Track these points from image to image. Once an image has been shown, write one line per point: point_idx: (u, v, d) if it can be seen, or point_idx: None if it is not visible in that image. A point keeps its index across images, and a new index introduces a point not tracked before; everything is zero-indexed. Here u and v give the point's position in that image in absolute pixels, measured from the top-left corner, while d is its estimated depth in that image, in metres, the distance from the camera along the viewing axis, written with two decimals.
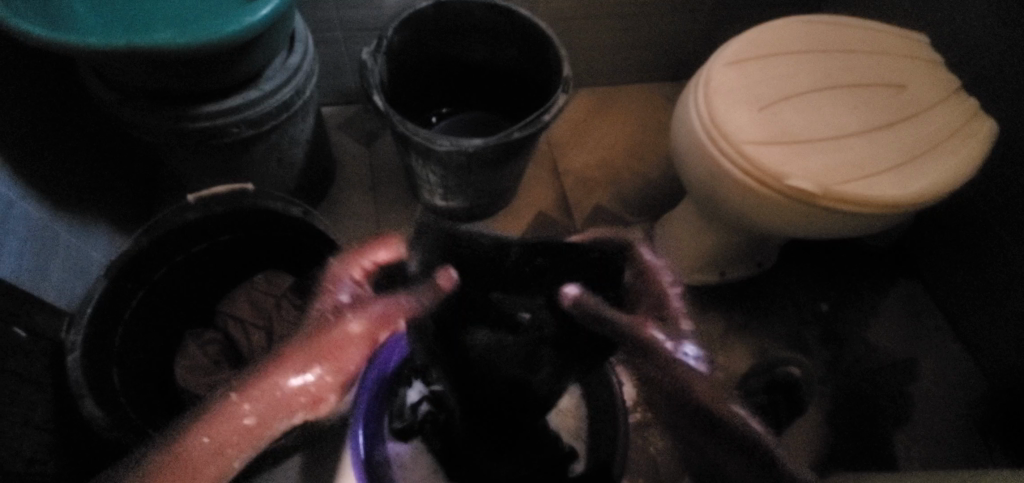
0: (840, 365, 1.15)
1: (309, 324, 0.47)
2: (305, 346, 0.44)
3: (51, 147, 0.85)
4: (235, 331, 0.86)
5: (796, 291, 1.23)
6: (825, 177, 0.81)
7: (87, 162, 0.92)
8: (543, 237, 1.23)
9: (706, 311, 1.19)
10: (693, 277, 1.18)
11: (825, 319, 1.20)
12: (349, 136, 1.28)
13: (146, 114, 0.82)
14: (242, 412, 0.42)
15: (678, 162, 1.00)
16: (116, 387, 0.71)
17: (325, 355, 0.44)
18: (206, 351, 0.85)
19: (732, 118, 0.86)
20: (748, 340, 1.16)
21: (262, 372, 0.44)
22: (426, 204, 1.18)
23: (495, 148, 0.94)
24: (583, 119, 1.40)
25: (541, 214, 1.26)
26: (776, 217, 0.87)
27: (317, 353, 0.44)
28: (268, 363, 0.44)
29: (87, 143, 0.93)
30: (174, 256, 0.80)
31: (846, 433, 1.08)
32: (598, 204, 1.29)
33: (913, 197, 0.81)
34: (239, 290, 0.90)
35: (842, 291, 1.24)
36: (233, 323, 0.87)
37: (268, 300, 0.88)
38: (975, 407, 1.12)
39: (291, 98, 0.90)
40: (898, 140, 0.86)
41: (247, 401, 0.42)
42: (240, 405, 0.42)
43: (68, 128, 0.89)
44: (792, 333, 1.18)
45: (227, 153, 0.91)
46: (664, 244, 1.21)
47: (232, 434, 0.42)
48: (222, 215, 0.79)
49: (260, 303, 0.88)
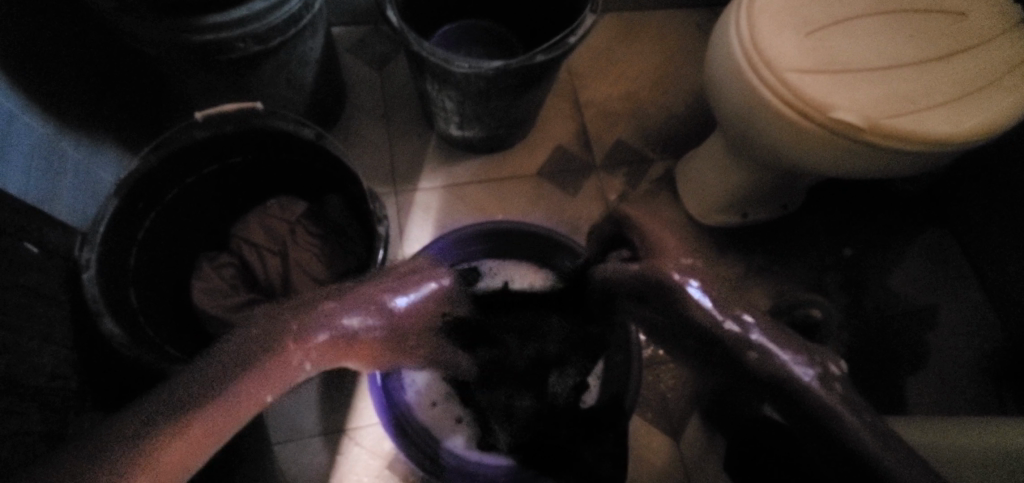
0: (857, 310, 1.14)
1: (365, 299, 0.52)
2: (371, 319, 0.49)
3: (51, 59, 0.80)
4: (250, 256, 0.86)
5: (819, 235, 1.19)
6: (874, 111, 0.75)
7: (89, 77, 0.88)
8: (561, 172, 1.19)
9: (725, 253, 1.16)
10: (714, 218, 1.15)
11: (847, 265, 1.17)
12: (359, 59, 1.21)
13: (146, 24, 0.76)
14: (300, 358, 0.45)
15: (712, 94, 0.93)
16: (135, 307, 0.72)
17: (377, 331, 0.50)
18: (221, 275, 0.85)
19: (776, 44, 0.79)
20: (765, 283, 1.14)
21: (325, 323, 0.47)
22: (441, 134, 1.14)
23: (516, 73, 0.88)
24: (607, 48, 1.31)
25: (559, 149, 1.21)
26: (814, 154, 0.82)
27: (374, 327, 0.50)
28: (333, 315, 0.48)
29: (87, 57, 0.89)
30: (185, 178, 0.77)
31: (857, 377, 1.09)
32: (620, 139, 1.23)
33: (966, 135, 0.75)
34: (251, 215, 0.88)
35: (868, 236, 1.20)
36: (247, 248, 0.87)
37: (282, 226, 0.86)
38: (992, 357, 1.11)
39: (299, 11, 0.83)
40: (957, 72, 0.79)
41: (306, 348, 0.45)
42: (299, 350, 0.45)
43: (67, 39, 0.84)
44: (811, 277, 1.16)
45: (233, 72, 0.86)
46: (686, 183, 1.16)
47: (279, 376, 0.44)
48: (231, 136, 0.76)
49: (273, 228, 0.87)
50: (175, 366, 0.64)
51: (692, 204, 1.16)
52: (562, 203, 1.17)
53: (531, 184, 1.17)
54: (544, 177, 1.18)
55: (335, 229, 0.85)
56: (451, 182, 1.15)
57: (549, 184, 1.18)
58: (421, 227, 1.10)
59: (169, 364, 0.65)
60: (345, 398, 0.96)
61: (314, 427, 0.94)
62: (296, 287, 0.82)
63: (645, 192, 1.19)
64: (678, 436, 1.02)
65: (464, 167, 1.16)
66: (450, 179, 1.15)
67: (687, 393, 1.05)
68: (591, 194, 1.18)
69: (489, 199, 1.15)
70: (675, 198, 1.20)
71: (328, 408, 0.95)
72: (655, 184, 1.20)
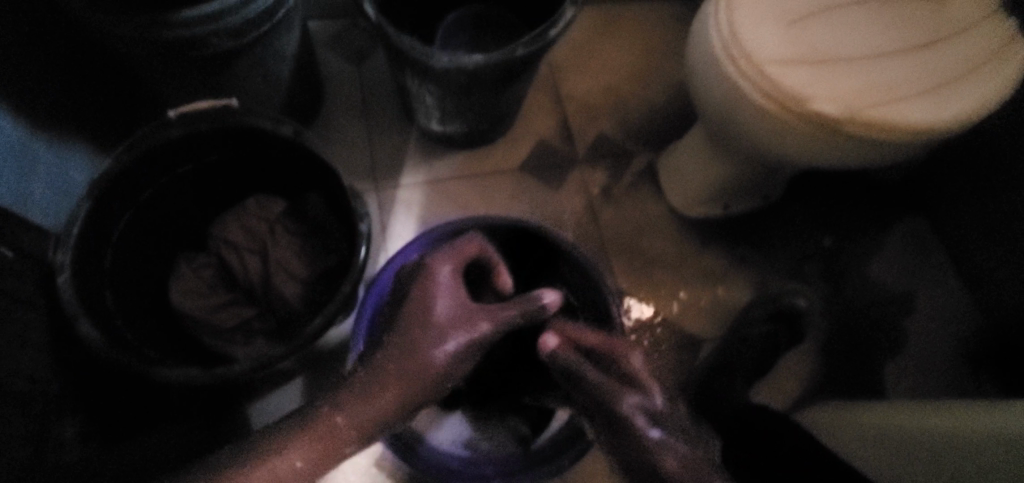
0: (837, 298, 1.16)
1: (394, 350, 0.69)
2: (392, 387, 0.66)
3: (32, 59, 0.78)
4: (228, 256, 0.82)
5: (800, 224, 1.21)
6: (850, 102, 0.76)
7: (73, 78, 0.86)
8: (545, 166, 1.19)
9: (707, 245, 1.17)
10: (697, 210, 1.16)
11: (827, 253, 1.19)
12: (337, 54, 1.20)
13: (119, 21, 0.75)
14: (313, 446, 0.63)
15: (694, 85, 0.94)
16: (114, 311, 0.70)
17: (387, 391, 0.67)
18: (200, 275, 0.81)
19: (755, 35, 0.80)
20: (748, 273, 1.16)
21: (374, 386, 0.67)
22: (422, 129, 1.13)
23: (497, 67, 0.88)
24: (587, 41, 1.31)
25: (541, 143, 1.21)
26: (792, 145, 0.83)
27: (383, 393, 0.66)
28: (377, 384, 0.67)
29: (75, 59, 0.86)
30: (160, 178, 0.76)
31: (837, 363, 1.11)
32: (600, 132, 1.24)
33: (939, 124, 0.76)
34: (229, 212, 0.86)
35: (846, 225, 1.22)
36: (227, 248, 0.83)
37: (261, 225, 0.84)
38: (967, 341, 1.14)
39: (273, 6, 0.82)
40: (929, 63, 0.80)
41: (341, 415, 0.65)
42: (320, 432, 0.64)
43: (56, 43, 0.82)
44: (791, 266, 1.17)
45: (207, 68, 0.85)
46: (667, 175, 1.17)
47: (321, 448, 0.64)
48: (207, 135, 0.75)
49: (252, 227, 0.83)
50: (156, 368, 0.64)
51: (675, 196, 1.17)
52: (544, 196, 1.17)
53: (516, 179, 1.17)
54: (527, 171, 1.18)
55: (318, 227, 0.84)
56: (434, 178, 1.14)
57: (531, 179, 1.18)
58: (402, 225, 1.09)
59: (149, 366, 0.64)
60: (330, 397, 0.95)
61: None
62: (276, 287, 0.80)
63: (628, 184, 1.20)
64: None
65: (446, 163, 1.16)
66: (433, 176, 1.14)
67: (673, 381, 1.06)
68: (572, 188, 1.18)
69: (474, 194, 1.14)
70: (657, 190, 1.21)
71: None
72: (637, 177, 1.21)
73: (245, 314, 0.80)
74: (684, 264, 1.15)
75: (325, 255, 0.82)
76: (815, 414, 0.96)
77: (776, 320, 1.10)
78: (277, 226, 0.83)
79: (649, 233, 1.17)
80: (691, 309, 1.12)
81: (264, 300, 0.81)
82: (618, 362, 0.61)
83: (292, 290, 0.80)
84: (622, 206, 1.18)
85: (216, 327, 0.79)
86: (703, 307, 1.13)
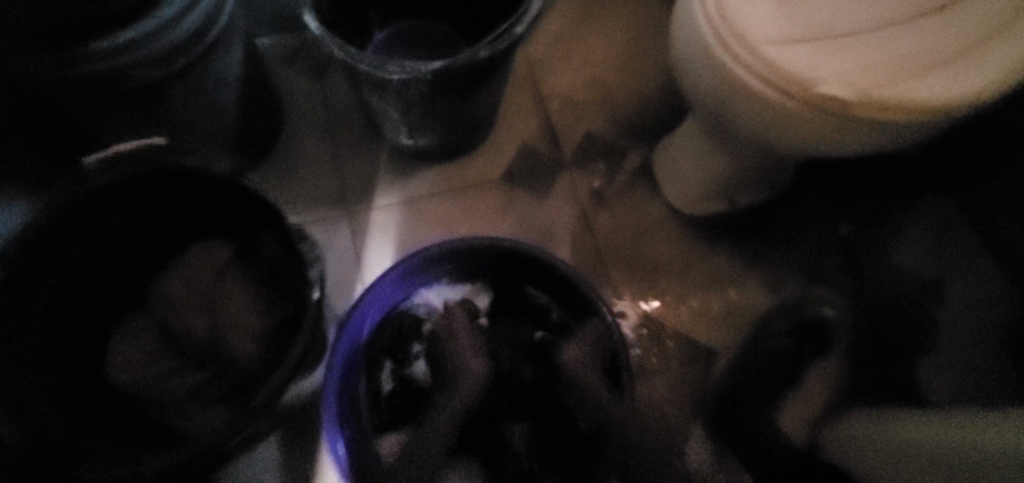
0: (862, 293, 1.05)
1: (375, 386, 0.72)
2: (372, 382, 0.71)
3: None
4: (170, 316, 0.73)
5: (813, 213, 1.11)
6: (864, 80, 0.65)
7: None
8: (530, 174, 1.09)
9: (715, 245, 1.07)
10: (699, 207, 1.06)
11: (845, 244, 1.09)
12: (296, 71, 1.10)
13: (23, 58, 0.66)
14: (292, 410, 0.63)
15: (683, 73, 0.83)
16: (32, 395, 0.63)
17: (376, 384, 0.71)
18: (140, 342, 0.73)
19: (747, 13, 0.69)
20: (762, 272, 1.05)
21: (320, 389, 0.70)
22: (392, 145, 1.03)
23: (460, 73, 0.78)
24: (566, 32, 1.20)
25: (524, 147, 1.11)
26: (801, 133, 0.72)
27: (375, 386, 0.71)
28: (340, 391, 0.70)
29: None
30: (84, 232, 0.67)
31: (870, 368, 1.00)
32: (588, 131, 1.13)
33: (971, 98, 0.65)
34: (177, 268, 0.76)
35: (863, 210, 1.12)
36: (169, 309, 0.74)
37: (204, 280, 0.74)
38: (1012, 329, 1.02)
39: (200, 25, 0.72)
40: (950, 28, 0.69)
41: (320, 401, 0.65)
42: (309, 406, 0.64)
43: None
44: (809, 261, 1.07)
45: (134, 102, 0.75)
46: (664, 172, 1.07)
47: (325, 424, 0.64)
48: (134, 179, 0.66)
49: (194, 282, 0.74)
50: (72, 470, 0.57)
51: (674, 194, 1.07)
52: (532, 208, 1.07)
53: (500, 190, 1.07)
54: (511, 180, 1.08)
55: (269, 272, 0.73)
56: (410, 196, 1.04)
57: (517, 188, 1.08)
58: (378, 251, 0.98)
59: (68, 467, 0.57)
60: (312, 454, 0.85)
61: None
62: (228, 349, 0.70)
63: (623, 185, 1.10)
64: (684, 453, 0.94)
65: (422, 179, 1.05)
66: (407, 194, 1.04)
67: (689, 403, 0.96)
68: (561, 196, 1.08)
69: (455, 211, 1.04)
70: (654, 188, 1.11)
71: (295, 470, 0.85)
72: (632, 177, 1.11)
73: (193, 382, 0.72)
74: (691, 269, 1.05)
75: (279, 304, 0.72)
76: (803, 412, 0.91)
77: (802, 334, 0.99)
78: (231, 279, 0.75)
79: (650, 238, 1.06)
80: (703, 318, 1.01)
81: (220, 363, 0.72)
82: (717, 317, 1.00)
83: (246, 350, 0.71)
84: (617, 209, 1.08)
85: (166, 402, 0.71)
86: (719, 315, 1.02)
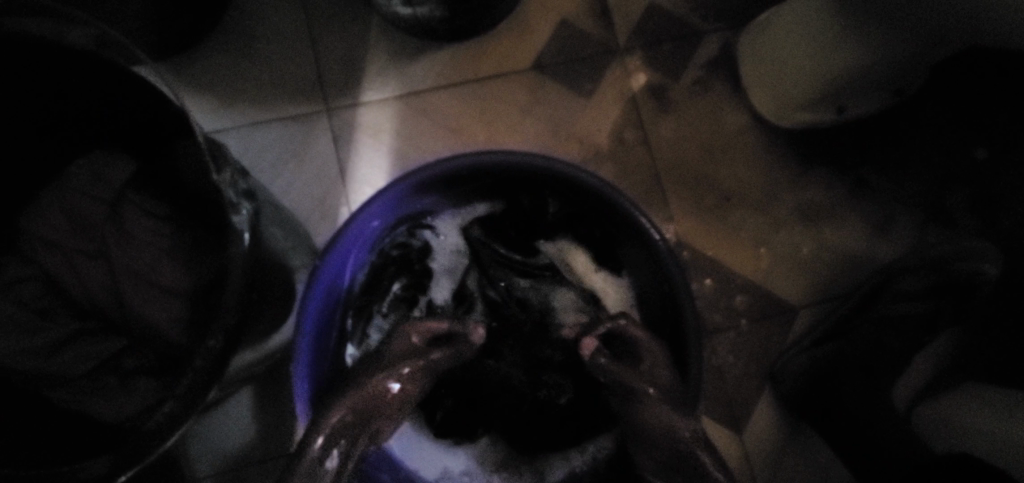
0: (998, 238, 0.79)
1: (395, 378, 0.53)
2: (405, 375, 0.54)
3: None
4: (50, 263, 0.52)
5: (946, 128, 0.82)
6: None
7: None
8: (570, 62, 0.81)
9: (807, 170, 0.81)
10: (794, 118, 0.78)
11: (978, 173, 0.80)
12: None
13: None
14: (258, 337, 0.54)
15: None
16: None
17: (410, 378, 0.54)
18: (11, 297, 0.51)
19: None
20: (866, 208, 0.81)
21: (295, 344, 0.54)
22: (384, 14, 0.75)
23: None
24: None
25: (564, 25, 0.81)
26: None
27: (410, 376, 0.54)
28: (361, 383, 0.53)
29: None
30: None
31: (998, 342, 0.74)
32: (652, 4, 0.83)
33: None
34: (42, 201, 0.54)
35: (1009, 124, 0.81)
36: (43, 252, 0.52)
37: (86, 210, 0.52)
38: None
39: None
40: None
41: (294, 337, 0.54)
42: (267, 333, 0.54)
43: None
44: (929, 195, 0.81)
45: None
46: (754, 66, 0.79)
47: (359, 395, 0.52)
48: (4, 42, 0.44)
49: (78, 213, 0.53)
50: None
51: (761, 98, 0.80)
52: (571, 111, 0.80)
53: (528, 85, 0.80)
54: (543, 72, 0.80)
55: (184, 200, 0.53)
56: (409, 90, 0.78)
57: (549, 83, 0.80)
58: (370, 167, 0.75)
59: None
60: (289, 418, 0.69)
61: (251, 455, 0.68)
62: (131, 300, 0.50)
63: (693, 83, 0.82)
64: (744, 428, 0.75)
65: (425, 67, 0.78)
66: (405, 86, 0.77)
67: (759, 369, 0.76)
68: (611, 95, 0.81)
69: (467, 112, 0.78)
70: (735, 89, 0.83)
71: (268, 432, 0.69)
72: (706, 71, 0.83)
73: (86, 349, 0.51)
74: (770, 201, 0.80)
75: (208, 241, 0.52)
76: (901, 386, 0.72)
77: (938, 293, 0.70)
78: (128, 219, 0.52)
79: (722, 158, 0.81)
80: (781, 265, 0.79)
81: (110, 328, 0.52)
82: (797, 262, 0.79)
83: (157, 309, 0.50)
84: (682, 116, 0.82)
85: (28, 372, 0.50)
86: (804, 261, 0.79)
